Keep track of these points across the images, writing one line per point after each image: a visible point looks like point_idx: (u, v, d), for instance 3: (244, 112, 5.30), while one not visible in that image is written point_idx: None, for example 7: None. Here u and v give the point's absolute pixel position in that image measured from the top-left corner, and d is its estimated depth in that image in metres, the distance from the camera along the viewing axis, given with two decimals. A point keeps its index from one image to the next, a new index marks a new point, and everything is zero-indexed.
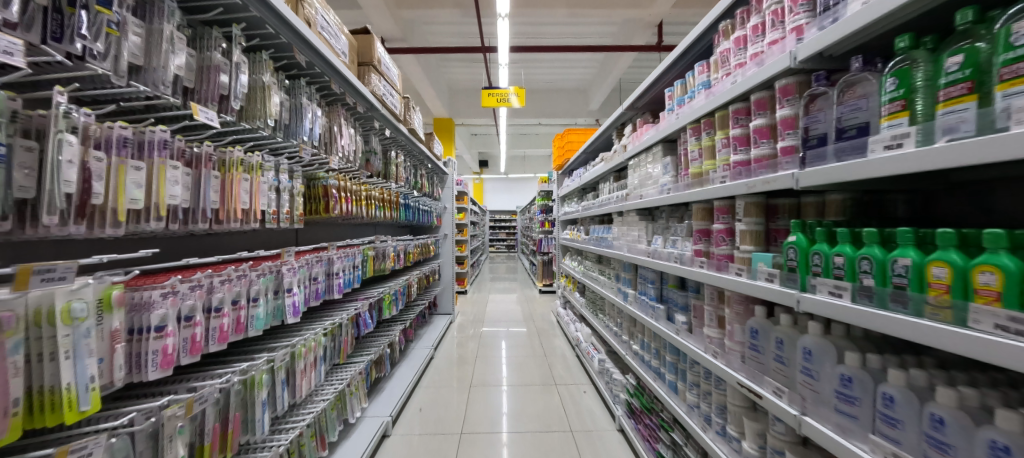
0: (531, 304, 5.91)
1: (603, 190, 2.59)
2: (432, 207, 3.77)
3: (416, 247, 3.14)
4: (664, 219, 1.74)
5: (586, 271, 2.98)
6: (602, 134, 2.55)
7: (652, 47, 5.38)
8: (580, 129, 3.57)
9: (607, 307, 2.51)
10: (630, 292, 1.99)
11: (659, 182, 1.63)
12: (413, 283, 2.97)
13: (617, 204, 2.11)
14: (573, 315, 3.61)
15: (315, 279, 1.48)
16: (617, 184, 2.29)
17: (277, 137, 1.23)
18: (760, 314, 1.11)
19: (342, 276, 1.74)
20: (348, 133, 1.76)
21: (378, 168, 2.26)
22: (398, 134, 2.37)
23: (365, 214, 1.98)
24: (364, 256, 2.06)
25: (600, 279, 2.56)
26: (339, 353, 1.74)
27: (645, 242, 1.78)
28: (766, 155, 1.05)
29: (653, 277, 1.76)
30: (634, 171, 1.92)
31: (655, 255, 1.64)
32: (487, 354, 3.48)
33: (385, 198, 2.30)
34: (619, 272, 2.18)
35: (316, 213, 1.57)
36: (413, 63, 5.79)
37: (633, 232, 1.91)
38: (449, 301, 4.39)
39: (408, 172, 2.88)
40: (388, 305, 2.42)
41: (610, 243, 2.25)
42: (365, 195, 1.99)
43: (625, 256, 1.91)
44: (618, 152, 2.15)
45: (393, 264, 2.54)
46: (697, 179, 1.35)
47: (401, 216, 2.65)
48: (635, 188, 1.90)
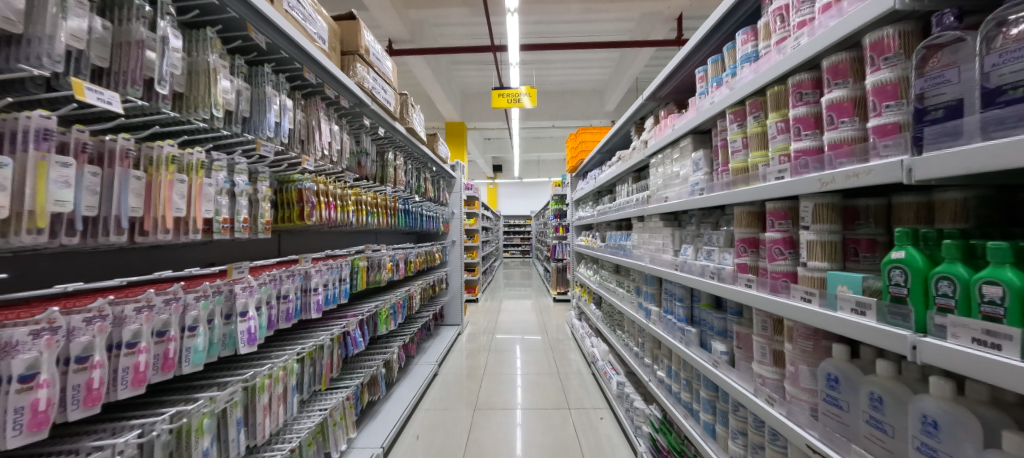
0: (544, 313, 5.60)
1: (622, 193, 2.29)
2: (438, 213, 3.55)
3: (419, 255, 2.94)
4: (693, 225, 1.39)
5: (603, 282, 2.67)
6: (619, 130, 2.27)
7: (672, 41, 5.06)
8: (594, 127, 3.30)
9: (625, 325, 2.15)
10: (653, 309, 1.64)
11: (687, 181, 1.32)
12: (415, 295, 2.75)
13: (638, 207, 1.82)
14: (589, 328, 3.29)
15: (285, 296, 1.27)
16: (638, 185, 1.99)
17: (220, 128, 1.03)
18: (839, 353, 0.69)
19: (323, 291, 1.53)
20: (330, 131, 1.57)
21: (370, 170, 2.06)
22: (392, 133, 2.16)
23: (354, 221, 1.78)
24: (354, 268, 1.85)
25: (619, 292, 2.24)
26: (321, 379, 1.52)
27: (670, 252, 1.48)
28: (848, 139, 0.67)
29: (680, 292, 1.39)
30: (656, 168, 1.63)
31: (683, 267, 1.30)
32: (496, 368, 3.20)
33: (380, 203, 2.10)
34: (640, 285, 1.85)
35: (289, 220, 1.36)
36: (424, 66, 5.69)
37: (657, 240, 1.61)
38: (457, 312, 4.15)
39: (409, 175, 2.68)
40: (384, 320, 2.20)
41: (631, 252, 1.95)
42: (353, 199, 1.78)
43: (648, 268, 1.61)
44: (638, 148, 1.86)
45: (391, 274, 2.33)
46: (741, 175, 0.97)
47: (400, 222, 2.43)
48: (657, 188, 1.60)
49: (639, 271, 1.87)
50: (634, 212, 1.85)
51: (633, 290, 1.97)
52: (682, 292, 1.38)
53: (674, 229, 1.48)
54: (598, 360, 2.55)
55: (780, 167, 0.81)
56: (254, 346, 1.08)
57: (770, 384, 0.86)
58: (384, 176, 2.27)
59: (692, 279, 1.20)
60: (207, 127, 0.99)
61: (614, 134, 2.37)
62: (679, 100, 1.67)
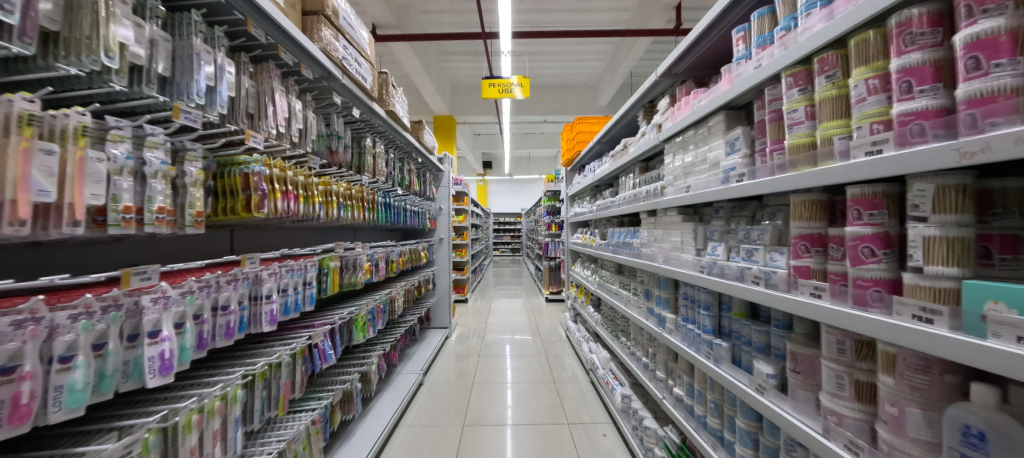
0: (537, 313, 5.38)
1: (627, 185, 2.08)
2: (424, 208, 3.28)
3: (402, 254, 2.67)
4: (721, 220, 1.18)
5: (603, 283, 2.47)
6: (624, 116, 2.06)
7: (670, 31, 4.89)
8: (592, 117, 3.08)
9: (630, 330, 1.96)
10: (668, 316, 1.43)
11: (715, 167, 1.11)
12: (397, 298, 2.49)
13: (650, 200, 1.60)
14: (586, 332, 3.09)
15: (224, 307, 1.00)
16: (647, 176, 1.78)
17: (111, 83, 0.75)
18: (980, 398, 0.48)
19: (282, 298, 1.27)
20: (295, 106, 1.31)
21: (344, 158, 1.79)
22: (369, 115, 1.88)
23: (323, 215, 1.52)
24: (322, 270, 1.58)
25: (623, 295, 2.03)
26: (279, 403, 1.25)
27: (692, 252, 1.27)
28: (1006, 89, 0.44)
29: (704, 299, 1.19)
30: (673, 154, 1.41)
31: (713, 270, 1.10)
32: (488, 375, 2.97)
33: (356, 195, 1.84)
34: (650, 288, 1.65)
35: (233, 213, 1.07)
36: (410, 55, 5.34)
37: (673, 237, 1.40)
38: (444, 314, 3.90)
39: (390, 165, 2.41)
40: (361, 328, 1.95)
41: (639, 251, 1.74)
42: (322, 188, 1.52)
43: (664, 269, 1.40)
44: (648, 134, 1.64)
45: (369, 276, 2.07)
46: (806, 153, 0.75)
47: (380, 217, 2.17)
48: (675, 178, 1.39)
49: (648, 273, 1.67)
50: (643, 206, 1.64)
51: (640, 293, 1.77)
52: (709, 299, 1.17)
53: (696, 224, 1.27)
54: (598, 368, 2.34)
55: (877, 137, 0.60)
56: (170, 376, 0.81)
57: (851, 425, 0.65)
58: (360, 164, 2.00)
59: (731, 285, 1.00)
60: (84, 75, 0.71)
61: (618, 121, 2.15)
62: (699, 77, 1.46)
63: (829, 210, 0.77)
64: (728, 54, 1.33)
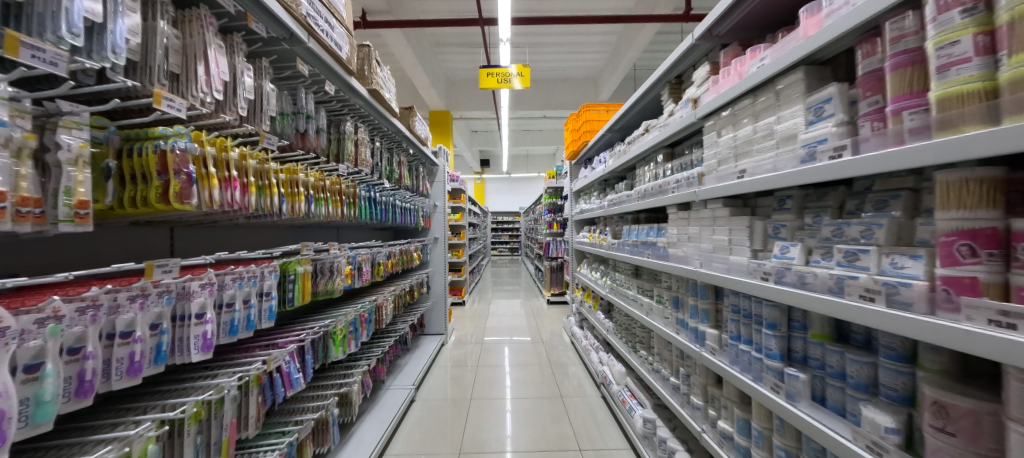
0: (537, 316, 5.11)
1: (648, 176, 1.81)
2: (417, 204, 2.99)
3: (392, 255, 2.39)
4: (789, 214, 0.93)
5: (616, 287, 2.21)
6: (644, 95, 1.78)
7: (680, 16, 4.62)
8: (601, 105, 2.80)
9: (653, 343, 1.70)
10: (709, 333, 1.18)
11: (789, 144, 0.85)
12: (385, 305, 2.21)
13: (682, 190, 1.33)
14: (595, 341, 2.83)
15: (125, 334, 0.70)
16: (675, 164, 1.51)
17: None
18: None
19: (226, 313, 0.97)
20: (245, 70, 1.02)
21: (319, 143, 1.50)
22: (348, 94, 1.59)
23: (286, 211, 1.23)
24: (286, 277, 1.29)
25: (643, 303, 1.76)
26: (222, 449, 0.95)
27: (748, 254, 1.00)
28: None
29: (766, 315, 0.94)
30: (715, 133, 1.15)
31: (789, 279, 0.84)
32: (488, 388, 2.70)
33: (333, 187, 1.55)
34: (681, 296, 1.38)
35: (148, 206, 0.77)
36: (403, 43, 5.03)
37: (717, 235, 1.14)
38: (439, 320, 3.61)
39: (377, 156, 2.13)
40: (341, 342, 1.67)
41: (666, 252, 1.48)
42: (286, 176, 1.23)
43: (706, 276, 1.14)
44: (679, 112, 1.36)
45: (351, 282, 1.79)
46: (973, 105, 0.50)
47: (363, 214, 1.88)
48: (720, 162, 1.12)
49: (678, 278, 1.41)
50: (673, 198, 1.37)
51: (666, 300, 1.51)
52: (774, 315, 0.92)
53: (753, 218, 1.00)
54: (612, 383, 2.08)
55: None
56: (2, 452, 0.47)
57: None
58: (337, 151, 1.71)
59: (824, 300, 0.73)
60: None
61: (636, 103, 1.87)
62: (748, 39, 1.19)
63: (1005, 195, 0.51)
64: (792, 5, 1.05)
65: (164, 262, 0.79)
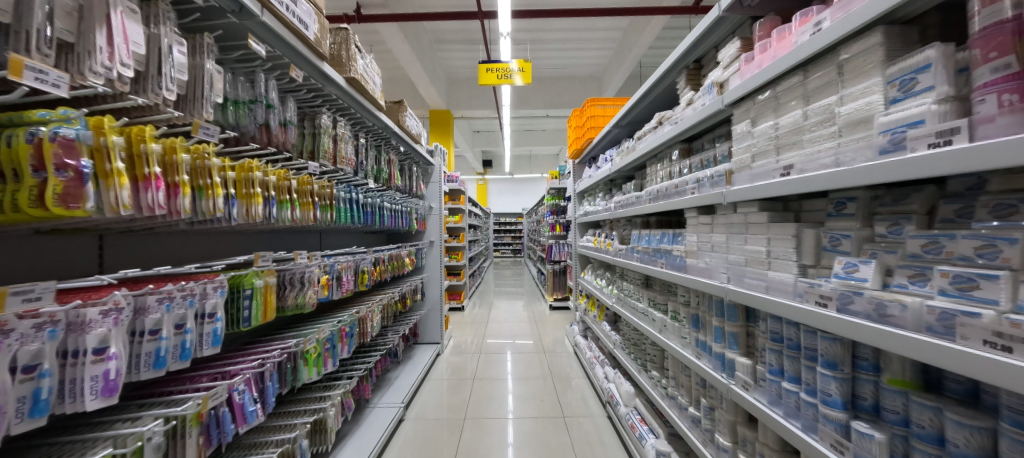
0: (540, 322, 4.91)
1: (661, 176, 1.60)
2: (410, 206, 2.80)
3: (380, 261, 2.20)
4: (852, 221, 0.72)
5: (624, 298, 2.00)
6: (657, 84, 1.57)
7: (688, 8, 4.40)
8: (606, 99, 2.59)
9: (667, 364, 1.49)
10: (740, 363, 0.97)
11: (859, 130, 0.64)
12: (370, 317, 2.02)
13: (704, 191, 1.12)
14: (600, 353, 2.62)
15: (26, 368, 0.54)
16: (694, 160, 1.30)
17: None
18: None
19: (152, 341, 0.81)
20: (176, 44, 0.86)
21: (288, 139, 1.33)
22: (320, 81, 1.39)
23: (236, 216, 1.05)
24: (239, 292, 1.10)
25: (655, 318, 1.56)
26: None
27: (795, 272, 0.79)
28: None
29: (822, 350, 0.73)
30: (747, 121, 0.94)
31: (860, 308, 0.63)
32: (484, 403, 2.51)
33: (303, 188, 1.37)
34: (703, 315, 1.18)
35: (14, 208, 0.58)
36: (400, 39, 4.83)
37: (751, 245, 0.93)
38: (434, 328, 3.43)
39: (362, 154, 1.94)
40: (314, 362, 1.49)
41: (685, 263, 1.27)
42: (236, 175, 1.05)
43: (739, 295, 0.93)
44: (701, 99, 1.16)
45: (328, 294, 1.60)
46: None
47: (343, 218, 1.69)
48: (753, 157, 0.92)
49: (698, 294, 1.20)
50: (693, 200, 1.16)
51: (684, 318, 1.31)
52: (832, 351, 0.71)
53: (801, 225, 0.80)
54: (619, 405, 1.87)
55: None
56: None
57: None
58: (312, 147, 1.52)
59: (918, 340, 0.52)
60: None
61: (647, 93, 1.66)
62: (787, 8, 0.98)
63: None
64: None
65: (24, 289, 0.53)
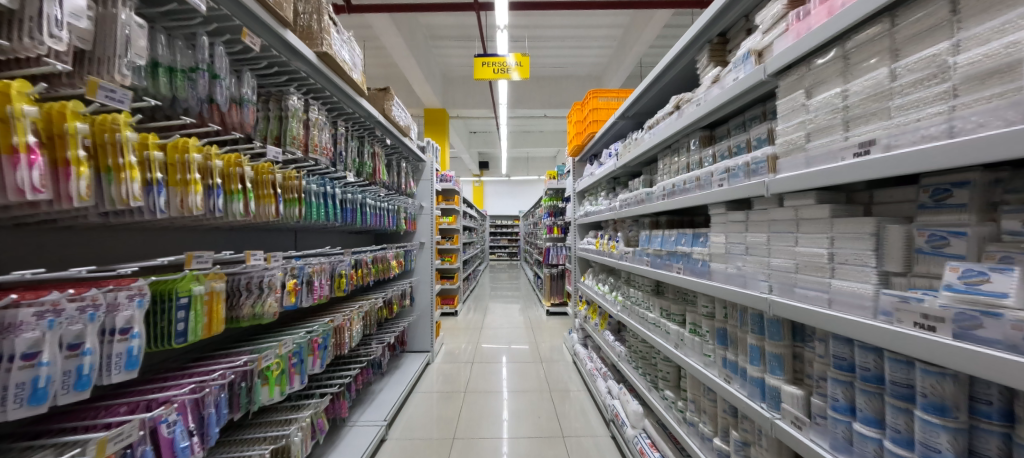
0: (536, 328, 4.70)
1: (676, 168, 1.41)
2: (399, 204, 2.59)
3: (362, 264, 1.99)
4: (963, 214, 0.52)
5: (631, 305, 1.80)
6: (672, 66, 1.37)
7: (692, 3, 4.27)
8: (610, 91, 2.41)
9: (684, 383, 1.30)
10: (788, 393, 0.78)
11: (980, 83, 0.44)
12: (349, 325, 1.80)
13: (738, 182, 0.93)
14: (602, 365, 2.42)
15: None
16: (719, 148, 1.11)
17: None
18: None
19: (71, 357, 0.63)
20: None
21: (242, 120, 1.12)
22: (284, 54, 1.19)
23: (162, 206, 0.83)
24: (171, 302, 0.88)
25: (670, 331, 1.37)
26: None
27: (876, 281, 0.60)
28: None
29: (924, 388, 0.53)
30: (800, 92, 0.75)
31: (999, 336, 0.41)
32: (477, 419, 2.30)
33: (261, 178, 1.16)
34: (734, 331, 0.99)
35: None
36: (393, 33, 4.65)
37: (804, 247, 0.74)
38: (425, 335, 3.21)
39: (343, 144, 1.73)
40: (277, 381, 1.28)
41: (710, 268, 1.08)
42: (164, 155, 0.85)
43: (794, 311, 0.74)
44: (732, 73, 0.96)
45: (295, 301, 1.36)
46: None
47: (314, 215, 1.47)
48: (809, 135, 0.73)
49: (728, 304, 1.01)
50: (723, 193, 0.97)
51: (706, 332, 1.12)
52: (942, 390, 0.51)
53: (882, 220, 0.61)
54: (626, 426, 1.67)
55: None
56: None
57: None
58: (278, 133, 1.30)
59: None
60: None
61: (660, 78, 1.47)
62: None
63: None
64: None
65: None
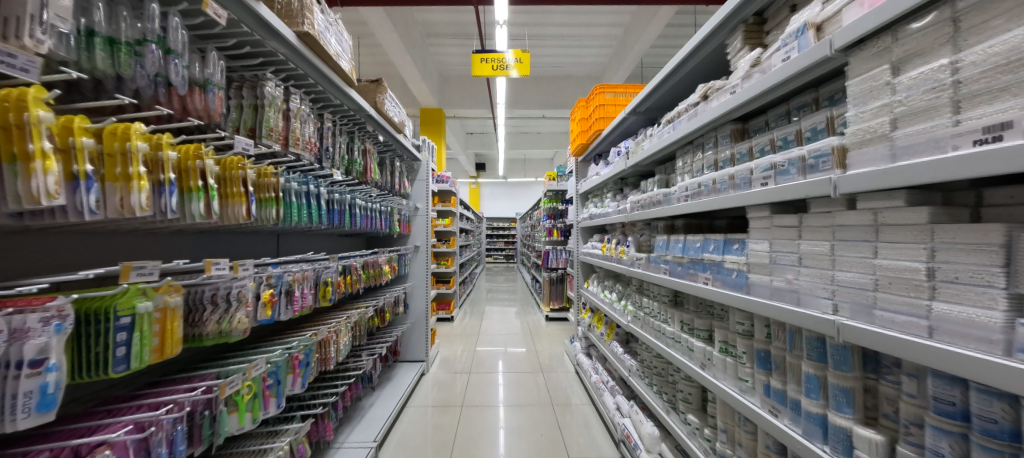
0: (535, 334, 4.54)
1: (701, 166, 1.25)
2: (392, 206, 2.42)
3: (351, 270, 1.81)
4: None
5: (644, 316, 1.66)
6: (696, 53, 1.23)
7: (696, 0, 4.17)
8: (620, 86, 2.26)
9: (711, 408, 1.15)
10: (864, 438, 0.63)
11: None
12: (337, 338, 1.63)
13: (790, 181, 0.79)
14: (609, 377, 2.28)
15: None
16: (756, 142, 0.97)
17: None
18: None
19: None
20: None
21: (206, 106, 0.93)
22: (257, 33, 0.98)
23: (91, 208, 0.63)
24: (110, 322, 0.71)
25: (694, 349, 1.22)
26: None
27: (1008, 308, 0.44)
28: None
29: None
30: (883, 68, 0.60)
31: None
32: (475, 437, 2.13)
33: (229, 174, 0.95)
34: (782, 354, 0.85)
35: None
36: (388, 30, 4.50)
37: (888, 259, 0.60)
38: (419, 344, 3.04)
39: (330, 139, 1.56)
40: (250, 407, 1.08)
41: (749, 279, 0.94)
42: (90, 142, 0.65)
43: (877, 339, 0.59)
44: (781, 53, 0.81)
45: (271, 315, 1.15)
46: None
47: (297, 218, 1.28)
48: (896, 121, 0.58)
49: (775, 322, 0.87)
50: (769, 193, 0.83)
51: (741, 353, 0.98)
52: None
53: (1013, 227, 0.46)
54: (639, 449, 1.53)
55: None
56: None
57: None
58: (253, 124, 1.10)
59: None
60: None
61: (681, 67, 1.33)
62: None
63: None
64: None
65: None
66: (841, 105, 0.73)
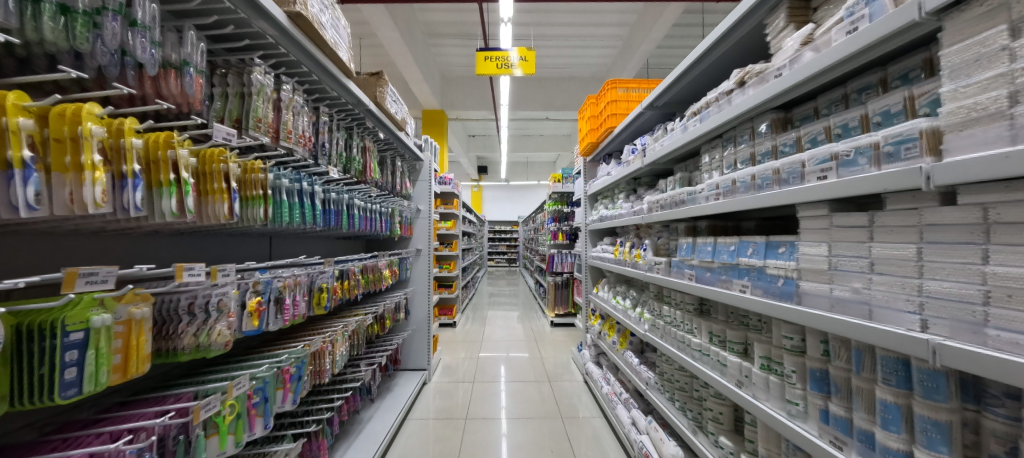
0: (540, 339, 4.41)
1: (735, 160, 1.13)
2: (393, 207, 2.31)
3: (349, 275, 1.69)
4: None
5: (666, 325, 1.53)
6: (728, 36, 1.11)
7: None
8: (633, 81, 2.15)
9: (749, 432, 1.02)
10: None
11: None
12: (334, 348, 1.50)
13: (859, 173, 0.68)
14: (622, 388, 2.15)
15: None
16: (808, 131, 0.86)
17: None
18: None
19: None
20: None
21: (182, 91, 0.80)
22: (244, 11, 0.86)
23: (30, 204, 0.50)
24: (56, 339, 0.56)
25: (728, 364, 1.09)
26: None
27: None
28: None
29: None
30: (996, 30, 0.48)
31: None
32: (479, 453, 1.99)
33: (208, 168, 0.82)
34: (847, 376, 0.73)
35: None
36: (391, 29, 4.41)
37: (1002, 267, 0.47)
38: (420, 352, 2.91)
39: (327, 135, 1.45)
40: (232, 428, 0.92)
41: (800, 288, 0.83)
42: (25, 123, 0.51)
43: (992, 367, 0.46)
44: (845, 25, 0.70)
45: (259, 325, 1.02)
46: None
47: (290, 219, 1.16)
48: (1017, 93, 0.45)
49: (837, 337, 0.75)
50: (831, 188, 0.72)
51: (790, 371, 0.86)
52: None
53: None
54: None
55: None
56: None
57: None
58: (240, 114, 0.98)
59: None
60: None
61: (711, 53, 1.21)
62: None
63: None
64: None
65: None
66: (923, 82, 0.62)
